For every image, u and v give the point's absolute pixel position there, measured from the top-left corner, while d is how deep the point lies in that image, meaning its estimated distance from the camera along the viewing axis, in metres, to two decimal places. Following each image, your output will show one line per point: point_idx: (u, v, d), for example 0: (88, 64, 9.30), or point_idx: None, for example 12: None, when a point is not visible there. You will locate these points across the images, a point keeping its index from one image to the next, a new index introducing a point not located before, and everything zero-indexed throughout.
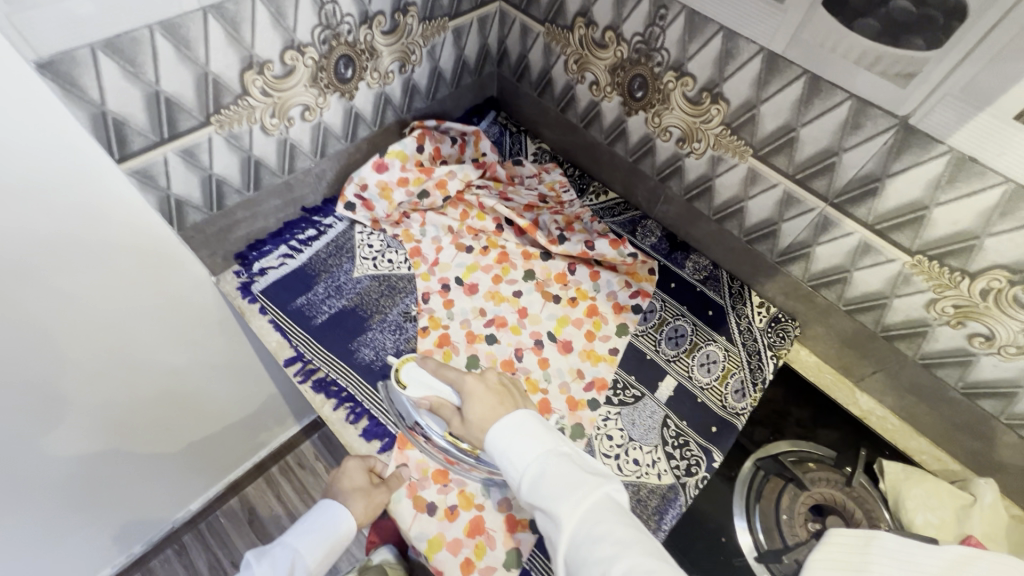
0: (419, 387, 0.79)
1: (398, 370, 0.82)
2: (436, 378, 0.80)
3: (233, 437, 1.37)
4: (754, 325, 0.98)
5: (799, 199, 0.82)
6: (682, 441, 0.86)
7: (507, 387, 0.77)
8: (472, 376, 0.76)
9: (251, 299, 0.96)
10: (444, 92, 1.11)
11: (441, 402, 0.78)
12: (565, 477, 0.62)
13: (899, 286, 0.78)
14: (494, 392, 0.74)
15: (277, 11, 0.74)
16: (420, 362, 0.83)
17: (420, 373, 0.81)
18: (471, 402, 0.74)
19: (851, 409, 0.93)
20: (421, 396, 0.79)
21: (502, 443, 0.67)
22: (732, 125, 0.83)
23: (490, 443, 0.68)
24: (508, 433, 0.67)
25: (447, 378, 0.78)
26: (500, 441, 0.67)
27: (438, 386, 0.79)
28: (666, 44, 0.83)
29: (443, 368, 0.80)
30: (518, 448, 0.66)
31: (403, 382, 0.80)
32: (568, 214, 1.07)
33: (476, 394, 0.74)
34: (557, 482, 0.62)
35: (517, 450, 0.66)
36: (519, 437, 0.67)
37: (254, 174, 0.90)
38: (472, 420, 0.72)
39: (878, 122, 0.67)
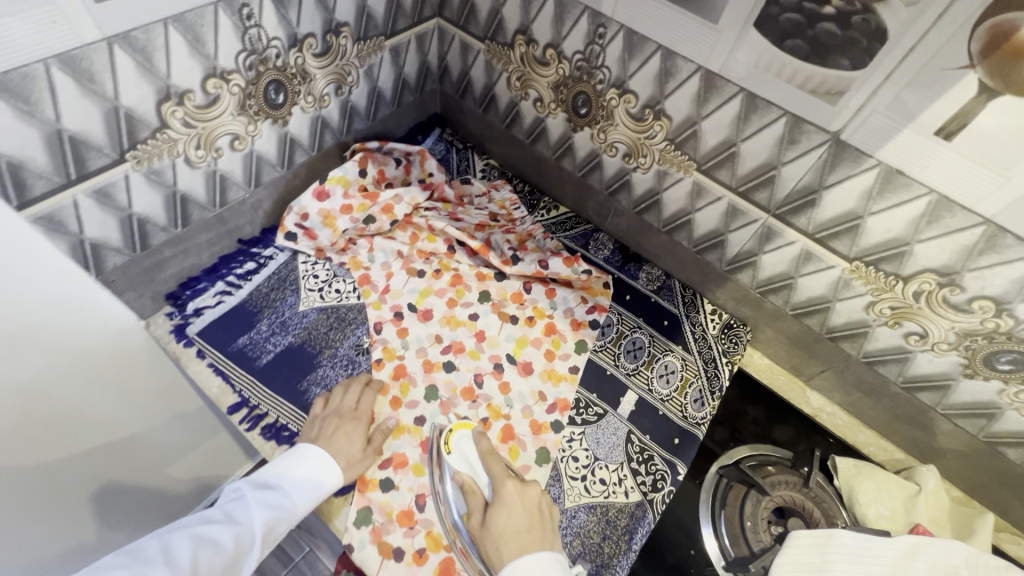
0: (461, 459, 0.79)
1: (450, 433, 0.82)
2: (480, 463, 0.78)
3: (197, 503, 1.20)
4: (708, 332, 1.00)
5: (744, 211, 0.84)
6: (646, 456, 0.86)
7: (541, 512, 0.71)
8: (515, 488, 0.72)
9: (187, 343, 0.89)
10: (386, 112, 1.08)
11: (473, 489, 0.75)
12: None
13: (841, 290, 0.81)
14: (528, 515, 0.70)
15: (194, 39, 0.69)
16: (472, 437, 0.81)
17: (467, 449, 0.80)
18: (499, 510, 0.70)
19: (803, 407, 0.97)
20: (458, 469, 0.78)
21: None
22: (675, 140, 0.84)
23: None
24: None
25: (491, 472, 0.75)
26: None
27: (478, 473, 0.77)
28: (606, 62, 0.83)
29: (490, 456, 0.77)
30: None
31: (448, 446, 0.80)
32: (520, 232, 1.05)
33: (508, 504, 0.70)
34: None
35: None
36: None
37: (181, 210, 0.83)
38: (492, 524, 0.69)
39: (812, 137, 0.70)
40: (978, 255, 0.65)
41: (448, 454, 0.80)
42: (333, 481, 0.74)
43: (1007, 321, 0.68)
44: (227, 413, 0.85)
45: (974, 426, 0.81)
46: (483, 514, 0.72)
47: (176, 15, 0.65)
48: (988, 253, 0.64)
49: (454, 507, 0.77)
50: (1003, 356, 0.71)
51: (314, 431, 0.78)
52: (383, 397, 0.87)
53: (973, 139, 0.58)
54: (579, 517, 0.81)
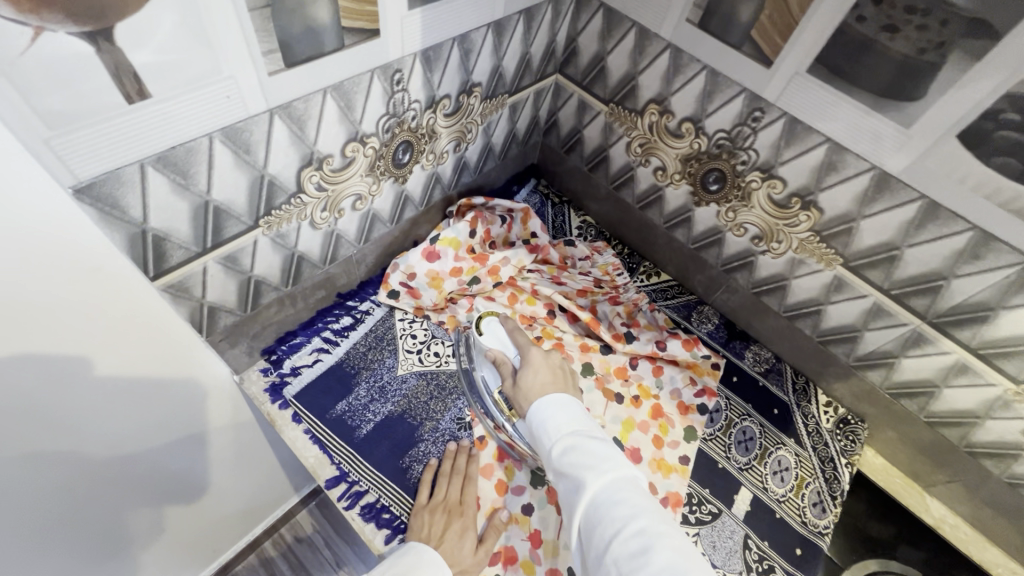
0: (492, 338, 0.87)
1: (482, 318, 0.89)
2: (510, 340, 0.87)
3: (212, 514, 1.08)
4: (823, 427, 0.94)
5: (891, 313, 0.78)
6: (767, 567, 0.80)
7: (564, 373, 0.81)
8: (538, 352, 0.83)
9: (283, 405, 0.84)
10: (492, 164, 1.03)
11: (503, 360, 0.85)
12: (595, 449, 0.66)
13: (995, 409, 0.75)
14: (553, 369, 0.81)
15: (345, 105, 0.64)
16: (500, 321, 0.89)
17: (497, 330, 0.88)
18: (528, 370, 0.80)
19: (925, 517, 0.91)
20: (490, 348, 0.87)
21: (544, 411, 0.73)
22: (822, 233, 0.79)
23: (531, 416, 0.74)
24: (552, 406, 0.73)
25: (518, 342, 0.86)
26: (542, 408, 0.73)
27: (507, 346, 0.86)
28: (756, 146, 0.78)
29: (517, 331, 0.87)
30: (558, 419, 0.71)
31: (480, 329, 0.88)
32: (627, 303, 1.00)
33: (535, 365, 0.81)
34: (587, 454, 0.65)
35: (560, 419, 0.71)
36: (562, 409, 0.72)
37: (295, 269, 0.79)
38: (522, 385, 0.79)
39: (1001, 257, 0.64)
40: None
41: (480, 335, 0.87)
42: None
43: None
44: (325, 487, 0.80)
45: None
46: (514, 379, 0.81)
47: (336, 84, 0.61)
48: None
49: (487, 381, 0.88)
50: None
51: (428, 524, 0.75)
52: (488, 480, 0.82)
53: None
54: None
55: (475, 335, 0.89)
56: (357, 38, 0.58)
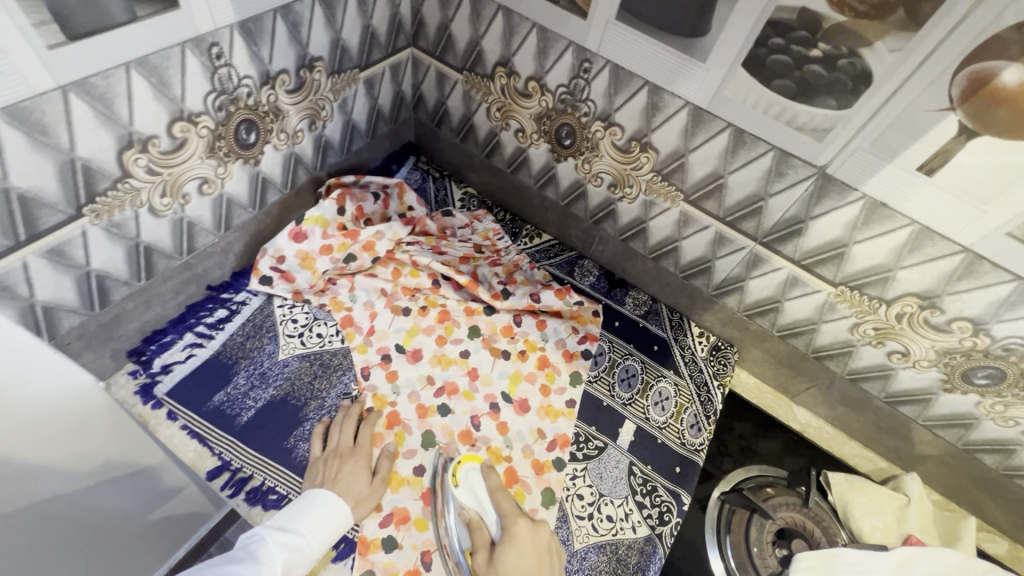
0: (468, 494, 0.75)
1: (460, 464, 0.79)
2: (489, 500, 0.74)
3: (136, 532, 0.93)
4: (698, 355, 1.01)
5: (731, 239, 0.85)
6: (650, 487, 0.86)
7: (550, 552, 0.68)
8: (524, 527, 0.69)
9: (155, 404, 0.81)
10: (360, 143, 1.03)
11: (479, 525, 0.71)
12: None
13: (826, 313, 0.84)
14: (538, 556, 0.66)
15: (159, 82, 0.63)
16: (480, 472, 0.78)
17: (474, 483, 0.76)
18: (508, 550, 0.66)
19: (791, 425, 0.99)
20: (465, 505, 0.74)
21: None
22: (662, 172, 0.84)
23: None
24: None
25: (500, 509, 0.71)
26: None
27: (487, 512, 0.73)
28: (591, 96, 0.83)
29: (499, 493, 0.73)
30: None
31: (456, 480, 0.77)
32: (507, 264, 1.04)
33: (518, 544, 0.66)
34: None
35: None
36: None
37: (145, 261, 0.76)
38: (499, 563, 0.65)
39: (798, 171, 0.72)
40: (957, 280, 0.68)
41: (455, 491, 0.75)
42: (344, 519, 0.73)
43: (983, 340, 0.72)
44: (206, 478, 0.78)
45: (953, 435, 0.86)
46: (490, 554, 0.67)
47: (140, 58, 0.60)
48: (967, 278, 0.68)
49: (456, 540, 0.73)
50: (980, 372, 0.75)
51: (318, 475, 0.77)
52: (378, 449, 0.83)
53: (952, 174, 0.61)
54: (589, 559, 0.79)
55: (449, 486, 0.77)
56: (151, 8, 0.57)
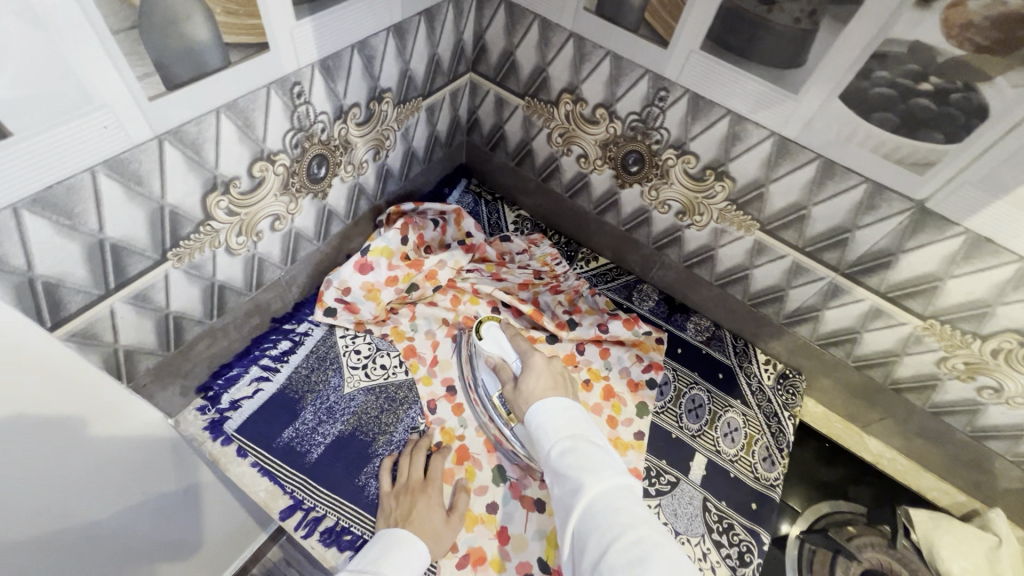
0: (493, 345, 0.85)
1: (483, 322, 0.88)
2: (509, 344, 0.84)
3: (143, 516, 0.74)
4: (765, 384, 0.98)
5: (809, 269, 0.83)
6: (726, 525, 0.84)
7: (564, 379, 0.77)
8: (540, 358, 0.79)
9: (225, 441, 0.81)
10: (417, 169, 1.02)
11: (503, 366, 0.82)
12: (594, 455, 0.62)
13: (910, 345, 0.81)
14: (553, 376, 0.77)
15: (245, 124, 0.62)
16: (500, 326, 0.88)
17: (498, 336, 0.86)
18: (530, 374, 0.76)
19: (864, 455, 0.96)
20: (490, 351, 0.84)
21: (544, 417, 0.68)
22: (738, 201, 0.82)
23: (529, 418, 0.70)
24: (552, 409, 0.69)
25: (519, 350, 0.83)
26: (543, 411, 0.69)
27: (508, 353, 0.83)
28: (665, 124, 0.81)
29: (518, 338, 0.85)
30: (558, 424, 0.67)
31: (480, 334, 0.86)
32: (568, 291, 1.02)
33: (536, 369, 0.77)
34: (580, 458, 0.62)
35: (557, 425, 0.67)
36: (562, 416, 0.68)
37: (218, 299, 0.75)
38: (522, 387, 0.76)
39: (893, 205, 0.69)
40: None
41: (481, 340, 0.85)
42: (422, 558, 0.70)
43: None
44: (280, 518, 0.77)
45: None
46: (515, 384, 0.78)
47: (229, 102, 0.58)
48: None
49: (486, 386, 0.86)
50: None
51: (394, 510, 0.76)
52: (450, 486, 0.82)
53: None
54: None
55: (475, 339, 0.87)
56: (244, 52, 0.56)
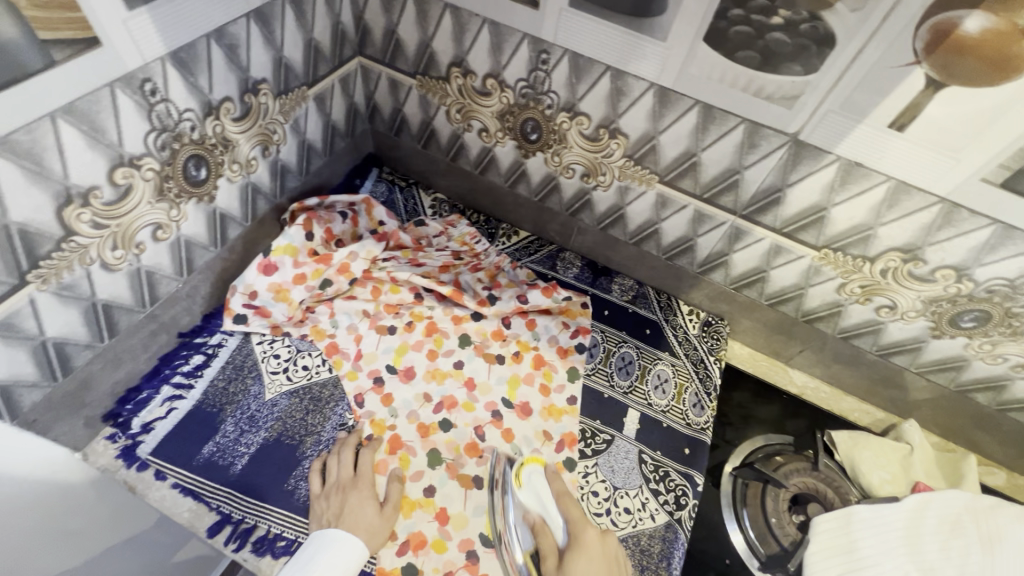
0: (531, 496, 0.72)
1: (522, 466, 0.75)
2: (553, 503, 0.70)
3: (35, 516, 0.55)
4: (690, 333, 1.00)
5: (711, 215, 0.85)
6: (662, 473, 0.86)
7: (614, 557, 0.65)
8: (594, 535, 0.64)
9: (141, 466, 0.77)
10: (319, 162, 0.99)
11: (544, 530, 0.67)
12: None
13: (812, 277, 0.84)
14: (607, 562, 0.63)
15: (91, 128, 0.58)
16: (545, 477, 0.74)
17: (540, 489, 0.72)
18: (579, 555, 0.62)
19: (789, 387, 1.01)
20: (529, 510, 0.70)
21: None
22: (634, 156, 0.83)
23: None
24: None
25: (566, 512, 0.67)
26: None
27: (551, 513, 0.69)
28: (553, 87, 0.80)
29: (566, 499, 0.68)
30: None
31: (520, 482, 0.73)
32: (488, 267, 1.01)
33: (587, 550, 0.63)
34: None
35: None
36: None
37: (105, 320, 0.71)
38: (570, 567, 0.62)
39: (771, 141, 0.71)
40: (937, 230, 0.69)
41: (517, 492, 0.72)
42: (359, 548, 0.69)
43: (967, 285, 0.73)
44: (207, 536, 0.74)
45: (945, 378, 0.87)
46: (559, 557, 0.64)
47: (66, 105, 0.55)
48: (945, 228, 0.68)
49: (516, 542, 0.69)
50: (966, 315, 0.77)
51: (325, 506, 0.74)
52: (383, 476, 0.81)
53: (923, 127, 0.61)
54: None
55: (511, 485, 0.74)
56: (69, 50, 0.52)
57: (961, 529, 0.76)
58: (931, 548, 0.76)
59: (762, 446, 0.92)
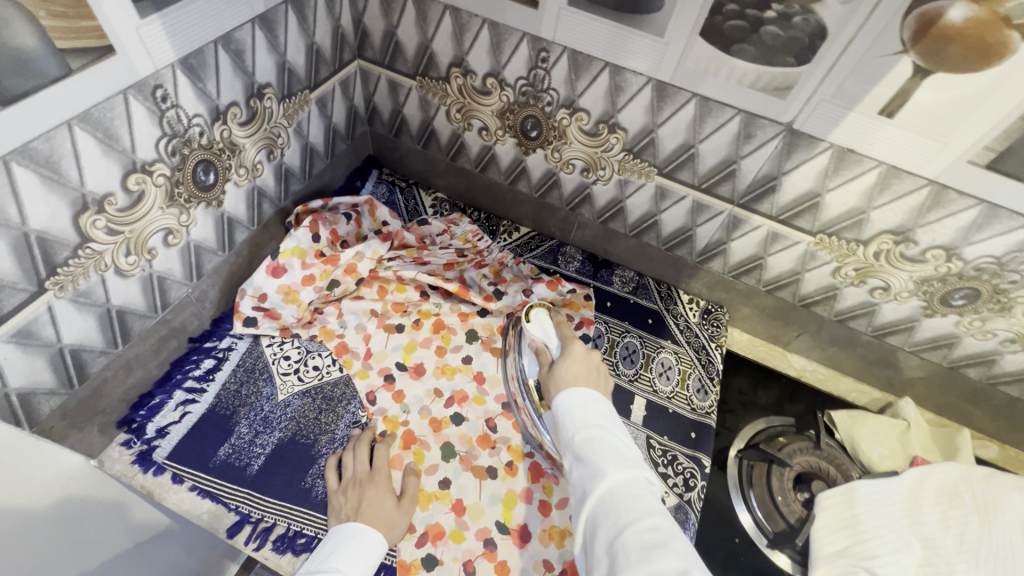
0: (538, 329, 0.81)
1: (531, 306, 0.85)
2: (554, 332, 0.80)
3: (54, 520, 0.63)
4: (691, 321, 1.03)
5: (709, 206, 0.87)
6: (670, 458, 0.88)
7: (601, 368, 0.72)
8: (580, 347, 0.75)
9: (158, 471, 0.78)
10: (321, 165, 1.00)
11: (543, 351, 0.79)
12: (612, 446, 0.58)
13: (808, 262, 0.87)
14: (590, 367, 0.72)
15: (106, 135, 0.59)
16: (549, 314, 0.84)
17: (544, 321, 0.82)
18: (563, 360, 0.73)
19: (788, 371, 1.04)
20: (534, 336, 0.82)
21: (567, 403, 0.65)
22: (633, 150, 0.85)
23: (557, 402, 0.67)
24: (577, 396, 0.65)
25: (563, 337, 0.79)
26: (569, 398, 0.65)
27: (552, 338, 0.80)
28: (553, 85, 0.82)
29: (565, 329, 0.80)
30: (587, 415, 0.62)
31: (527, 316, 0.83)
32: (492, 263, 1.03)
33: (572, 358, 0.73)
34: (604, 448, 0.58)
35: (583, 413, 0.63)
36: (589, 406, 0.64)
37: (119, 326, 0.72)
38: (558, 368, 0.72)
39: (766, 131, 0.73)
40: (927, 213, 0.72)
41: (528, 324, 0.82)
42: (377, 541, 0.70)
43: (957, 264, 0.76)
44: (227, 537, 0.75)
45: (938, 356, 0.90)
46: (551, 364, 0.75)
47: (81, 113, 0.55)
48: (935, 209, 0.71)
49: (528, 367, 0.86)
50: (957, 294, 0.80)
51: (344, 502, 0.75)
52: (398, 471, 0.82)
53: (913, 114, 0.63)
54: None
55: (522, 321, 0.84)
56: (85, 58, 0.53)
57: (959, 500, 0.77)
58: (932, 518, 0.76)
59: (764, 428, 0.94)
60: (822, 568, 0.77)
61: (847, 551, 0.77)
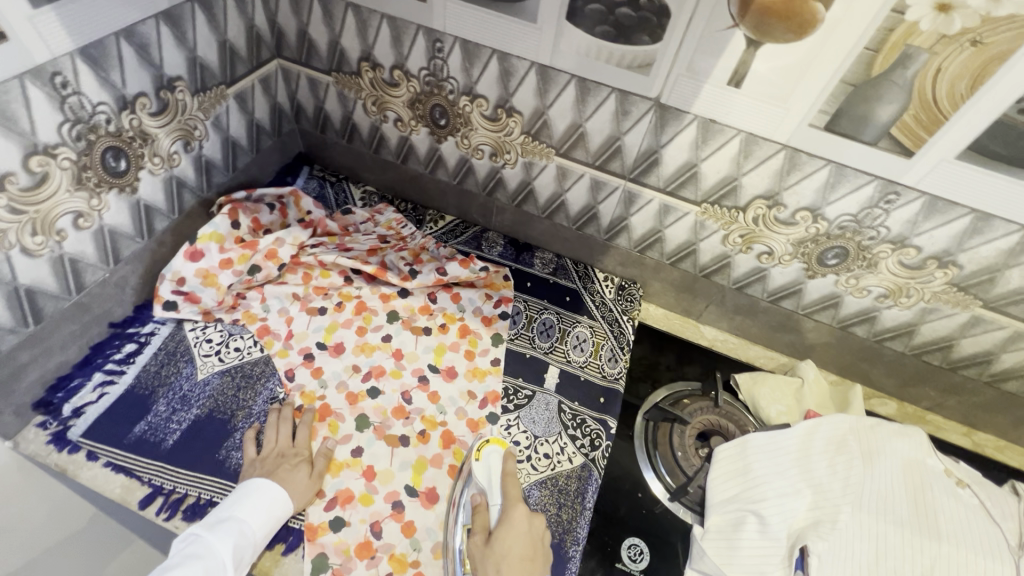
0: (484, 472, 0.76)
1: (481, 446, 0.78)
2: (500, 484, 0.75)
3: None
4: (606, 297, 1.08)
5: (605, 182, 0.93)
6: (579, 420, 0.92)
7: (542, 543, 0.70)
8: (522, 516, 0.70)
9: (73, 449, 0.80)
10: (246, 160, 1.05)
11: (482, 509, 0.73)
12: None
13: (700, 232, 0.93)
14: (532, 544, 0.68)
15: (2, 116, 0.63)
16: (501, 457, 0.78)
17: (493, 466, 0.77)
18: (504, 531, 0.68)
19: (700, 341, 1.09)
20: (479, 488, 0.76)
21: None
22: (531, 132, 0.91)
23: None
24: None
25: (506, 495, 0.73)
26: None
27: (496, 493, 0.74)
28: (451, 73, 0.88)
29: (511, 480, 0.74)
30: None
31: (477, 455, 0.78)
32: (413, 247, 1.08)
33: (512, 530, 0.68)
34: None
35: None
36: None
37: (30, 305, 0.75)
38: (494, 545, 0.67)
39: (639, 106, 0.80)
40: (787, 175, 0.79)
41: (475, 463, 0.77)
42: (284, 501, 0.74)
43: (822, 224, 0.82)
44: (140, 508, 0.77)
45: (828, 316, 0.96)
46: (487, 536, 0.70)
47: None
48: (793, 172, 0.78)
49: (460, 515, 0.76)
50: (830, 253, 0.86)
51: (257, 469, 0.77)
52: (314, 442, 0.85)
53: (754, 82, 0.70)
54: (534, 496, 0.84)
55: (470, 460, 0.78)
56: None
57: (845, 447, 0.83)
58: (821, 465, 0.82)
59: (671, 388, 0.98)
60: (715, 514, 0.82)
61: (737, 496, 0.82)
